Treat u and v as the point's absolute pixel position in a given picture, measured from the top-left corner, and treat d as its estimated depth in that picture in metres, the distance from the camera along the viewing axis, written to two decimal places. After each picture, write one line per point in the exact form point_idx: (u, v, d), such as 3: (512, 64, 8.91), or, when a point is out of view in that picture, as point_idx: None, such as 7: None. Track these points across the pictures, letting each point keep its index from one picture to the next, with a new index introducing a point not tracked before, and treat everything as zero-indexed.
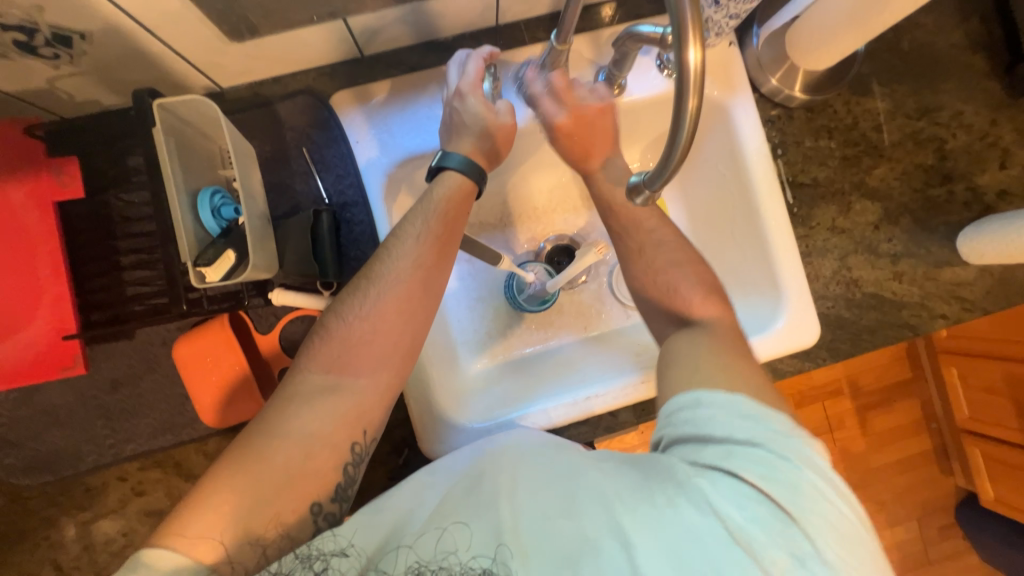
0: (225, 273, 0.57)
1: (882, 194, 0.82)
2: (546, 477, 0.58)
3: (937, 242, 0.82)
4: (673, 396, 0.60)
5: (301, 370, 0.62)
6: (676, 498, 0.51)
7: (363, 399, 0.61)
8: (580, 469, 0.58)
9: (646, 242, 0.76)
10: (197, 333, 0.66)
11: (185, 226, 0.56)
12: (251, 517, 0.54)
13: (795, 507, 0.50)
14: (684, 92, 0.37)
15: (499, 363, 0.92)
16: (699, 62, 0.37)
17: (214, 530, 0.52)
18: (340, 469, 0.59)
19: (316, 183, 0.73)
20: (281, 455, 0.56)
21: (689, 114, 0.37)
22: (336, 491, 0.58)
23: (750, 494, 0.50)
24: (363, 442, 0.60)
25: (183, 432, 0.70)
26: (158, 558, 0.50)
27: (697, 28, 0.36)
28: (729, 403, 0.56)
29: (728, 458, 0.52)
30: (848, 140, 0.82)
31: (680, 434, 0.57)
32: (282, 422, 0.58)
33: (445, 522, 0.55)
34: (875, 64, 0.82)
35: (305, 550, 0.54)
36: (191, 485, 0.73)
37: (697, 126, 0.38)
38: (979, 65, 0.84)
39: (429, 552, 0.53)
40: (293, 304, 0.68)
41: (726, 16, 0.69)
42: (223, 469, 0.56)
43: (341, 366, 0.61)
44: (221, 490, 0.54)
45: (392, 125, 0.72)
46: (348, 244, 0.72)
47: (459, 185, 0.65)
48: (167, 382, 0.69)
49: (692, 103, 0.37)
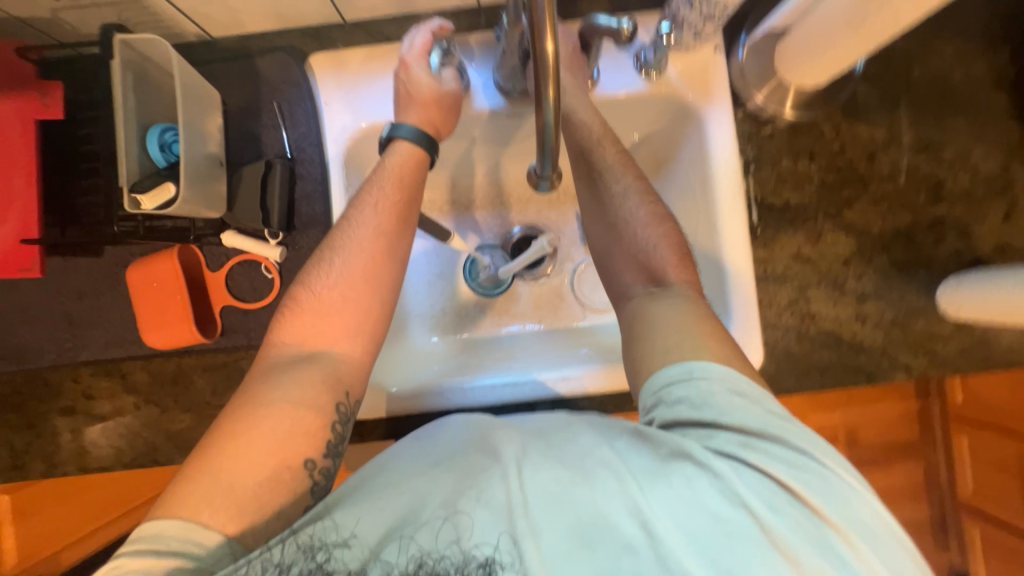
0: (160, 203, 0.62)
1: (860, 229, 0.77)
2: (552, 457, 0.52)
3: (914, 289, 0.76)
4: (663, 366, 0.58)
5: (274, 340, 0.60)
6: (698, 478, 0.49)
7: (341, 366, 0.59)
8: (588, 448, 0.52)
9: (621, 185, 0.71)
10: (151, 260, 0.72)
11: (128, 155, 0.62)
12: (242, 482, 0.50)
13: (822, 502, 0.47)
14: (541, 83, 0.39)
15: (448, 341, 0.93)
16: (554, 54, 0.38)
17: (212, 498, 0.49)
18: (328, 427, 0.55)
19: (281, 137, 0.75)
20: (266, 423, 0.52)
21: (549, 100, 0.39)
22: (327, 447, 0.55)
23: (772, 488, 0.48)
24: (348, 402, 0.57)
25: (131, 347, 0.76)
26: (161, 529, 0.48)
27: (550, 24, 0.38)
28: (734, 381, 0.54)
29: (743, 447, 0.50)
30: (831, 166, 0.77)
31: (676, 410, 0.54)
32: (268, 389, 0.55)
33: (449, 510, 0.48)
34: (876, 89, 0.77)
35: (306, 539, 0.49)
36: (131, 399, 0.77)
37: (561, 111, 0.40)
38: (999, 104, 0.76)
39: (431, 541, 0.47)
40: (242, 249, 0.73)
41: (699, 18, 0.68)
42: (216, 435, 0.53)
43: (315, 338, 0.59)
44: (218, 458, 0.51)
45: (359, 91, 0.74)
46: (300, 200, 0.75)
47: (409, 153, 0.66)
48: (125, 301, 0.75)
49: (551, 94, 0.39)
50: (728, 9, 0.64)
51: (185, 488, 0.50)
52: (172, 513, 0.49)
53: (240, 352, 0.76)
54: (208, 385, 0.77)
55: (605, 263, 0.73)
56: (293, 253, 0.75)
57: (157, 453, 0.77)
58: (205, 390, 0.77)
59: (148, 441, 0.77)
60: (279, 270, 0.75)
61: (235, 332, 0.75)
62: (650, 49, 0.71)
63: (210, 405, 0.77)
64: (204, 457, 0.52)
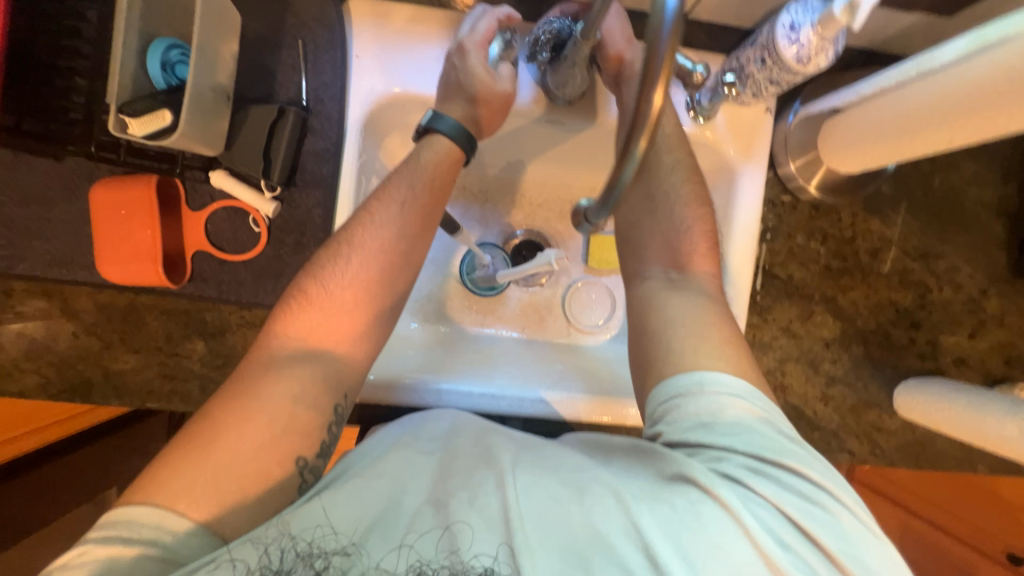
0: (150, 131, 0.54)
1: (848, 317, 0.80)
2: (548, 469, 0.55)
3: (877, 382, 0.81)
4: (673, 375, 0.59)
5: (276, 331, 0.57)
6: (701, 502, 0.51)
7: (343, 367, 0.58)
8: (584, 466, 0.57)
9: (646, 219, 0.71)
10: (121, 184, 0.63)
11: (123, 66, 0.52)
12: (228, 474, 0.49)
13: (827, 538, 0.49)
14: (633, 136, 0.36)
15: (428, 329, 0.89)
16: (658, 108, 0.35)
17: (194, 487, 0.48)
18: (324, 428, 0.55)
19: (300, 82, 0.68)
20: (264, 418, 0.52)
21: (636, 154, 0.37)
22: (321, 447, 0.55)
23: (777, 519, 0.50)
24: (345, 404, 0.57)
25: (78, 272, 0.67)
26: (133, 516, 0.46)
27: (667, 75, 0.35)
28: (749, 398, 0.56)
29: (752, 473, 0.52)
30: (838, 252, 0.79)
31: (684, 429, 0.56)
32: (265, 382, 0.53)
33: (447, 521, 0.50)
34: (899, 187, 0.80)
35: (304, 547, 0.48)
36: (70, 327, 0.69)
37: (644, 168, 0.37)
38: (996, 231, 0.81)
39: (431, 552, 0.48)
40: (231, 193, 0.66)
41: (767, 79, 0.64)
42: (207, 421, 0.51)
43: (321, 336, 0.57)
44: (205, 449, 0.49)
45: (397, 54, 0.67)
46: (308, 156, 0.68)
47: (445, 150, 0.61)
48: (81, 219, 0.67)
49: (639, 148, 0.37)
50: (797, 78, 0.62)
51: (166, 475, 0.48)
52: (147, 500, 0.47)
53: (206, 303, 0.70)
54: (162, 330, 0.70)
55: (629, 259, 0.73)
56: (287, 211, 0.69)
57: (90, 391, 0.70)
58: (158, 334, 0.70)
59: (80, 376, 0.69)
60: (268, 225, 0.68)
61: (204, 281, 0.69)
62: (706, 93, 0.68)
63: (161, 351, 0.70)
64: (190, 447, 0.50)
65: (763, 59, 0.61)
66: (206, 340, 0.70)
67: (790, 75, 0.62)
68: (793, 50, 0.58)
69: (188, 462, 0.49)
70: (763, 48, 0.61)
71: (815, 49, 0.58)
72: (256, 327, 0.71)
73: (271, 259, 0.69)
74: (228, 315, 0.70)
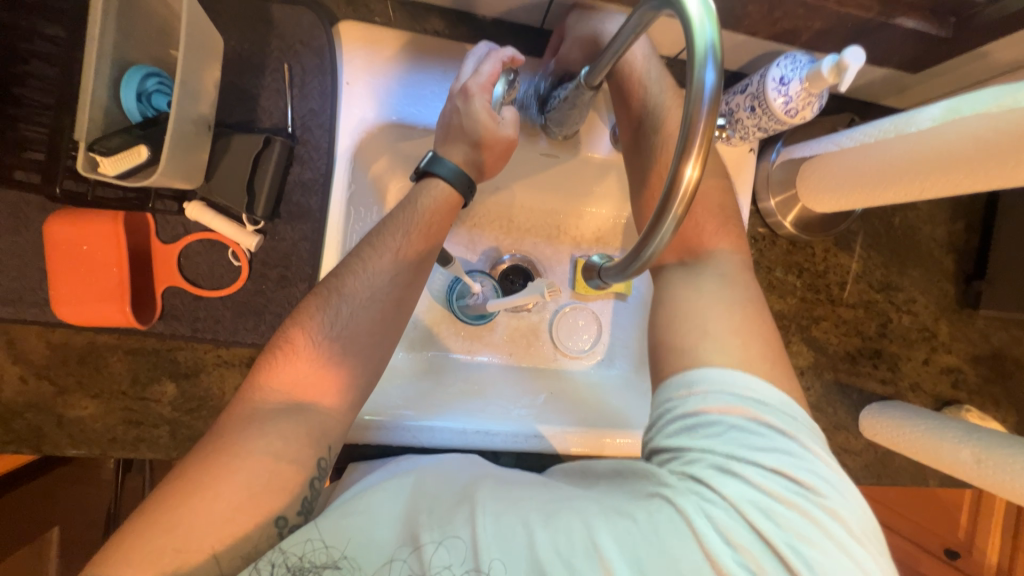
0: (125, 168, 0.53)
1: (820, 346, 0.85)
2: (525, 496, 0.55)
3: (845, 406, 0.87)
4: (666, 379, 0.58)
5: (259, 384, 0.54)
6: (656, 510, 0.51)
7: (330, 419, 0.55)
8: (568, 494, 0.55)
9: None
10: (82, 217, 0.58)
11: (95, 100, 0.52)
12: (204, 537, 0.48)
13: (789, 549, 0.48)
14: (669, 201, 0.37)
15: (415, 358, 0.84)
16: (694, 179, 0.37)
17: (162, 554, 0.46)
18: (305, 484, 0.52)
19: (286, 109, 0.65)
20: (240, 475, 0.49)
21: (670, 220, 0.38)
22: (302, 504, 0.52)
23: (737, 523, 0.50)
24: (329, 456, 0.54)
25: (27, 309, 0.61)
26: None
27: (702, 149, 0.36)
28: (742, 399, 0.54)
29: (722, 474, 0.51)
30: (812, 284, 0.85)
31: (669, 431, 0.55)
32: (246, 438, 0.51)
33: (437, 535, 0.51)
34: (865, 225, 0.86)
35: (297, 562, 0.49)
36: (16, 369, 0.62)
37: (678, 230, 0.39)
38: (947, 266, 0.88)
39: (422, 565, 0.50)
40: (209, 225, 0.62)
41: (755, 125, 0.67)
42: (183, 479, 0.49)
43: (306, 389, 0.55)
44: (179, 510, 0.47)
45: (391, 82, 0.64)
46: (293, 187, 0.65)
47: (444, 194, 0.60)
48: (34, 251, 0.60)
49: (675, 213, 0.38)
50: (784, 126, 0.65)
51: (137, 536, 0.47)
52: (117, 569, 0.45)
53: (177, 342, 0.64)
54: (127, 372, 0.64)
55: None
56: (271, 243, 0.65)
57: (40, 441, 0.63)
58: (122, 376, 0.64)
59: (29, 424, 0.62)
60: (249, 259, 0.64)
61: (177, 318, 0.63)
62: None
63: (125, 395, 0.64)
64: (165, 504, 0.48)
65: (753, 107, 0.64)
66: (179, 381, 0.65)
67: (777, 125, 0.65)
68: (782, 101, 0.61)
69: (166, 522, 0.47)
70: (753, 96, 0.64)
71: (803, 102, 0.61)
72: (233, 367, 0.66)
73: (253, 295, 0.65)
74: (202, 354, 0.65)
